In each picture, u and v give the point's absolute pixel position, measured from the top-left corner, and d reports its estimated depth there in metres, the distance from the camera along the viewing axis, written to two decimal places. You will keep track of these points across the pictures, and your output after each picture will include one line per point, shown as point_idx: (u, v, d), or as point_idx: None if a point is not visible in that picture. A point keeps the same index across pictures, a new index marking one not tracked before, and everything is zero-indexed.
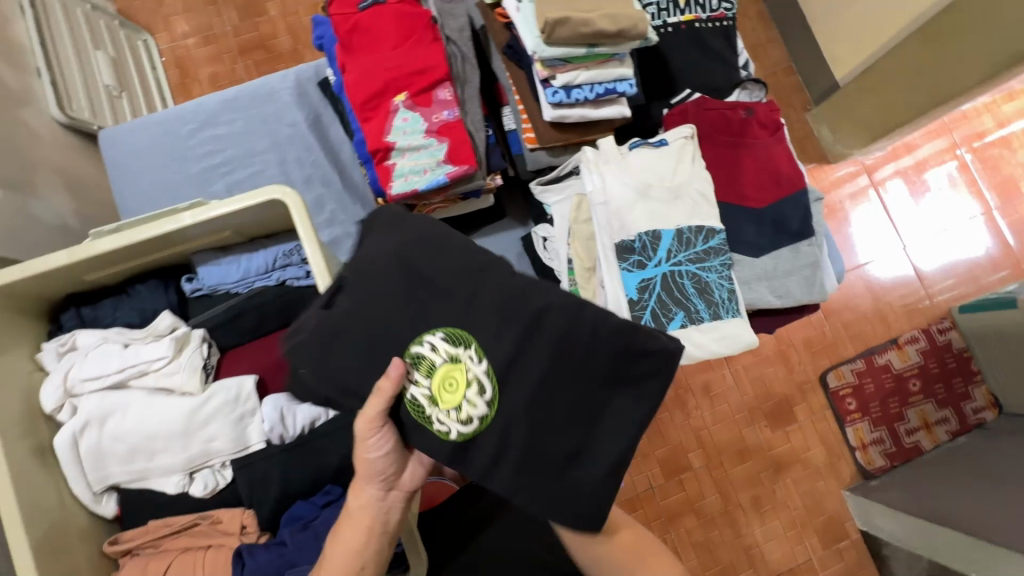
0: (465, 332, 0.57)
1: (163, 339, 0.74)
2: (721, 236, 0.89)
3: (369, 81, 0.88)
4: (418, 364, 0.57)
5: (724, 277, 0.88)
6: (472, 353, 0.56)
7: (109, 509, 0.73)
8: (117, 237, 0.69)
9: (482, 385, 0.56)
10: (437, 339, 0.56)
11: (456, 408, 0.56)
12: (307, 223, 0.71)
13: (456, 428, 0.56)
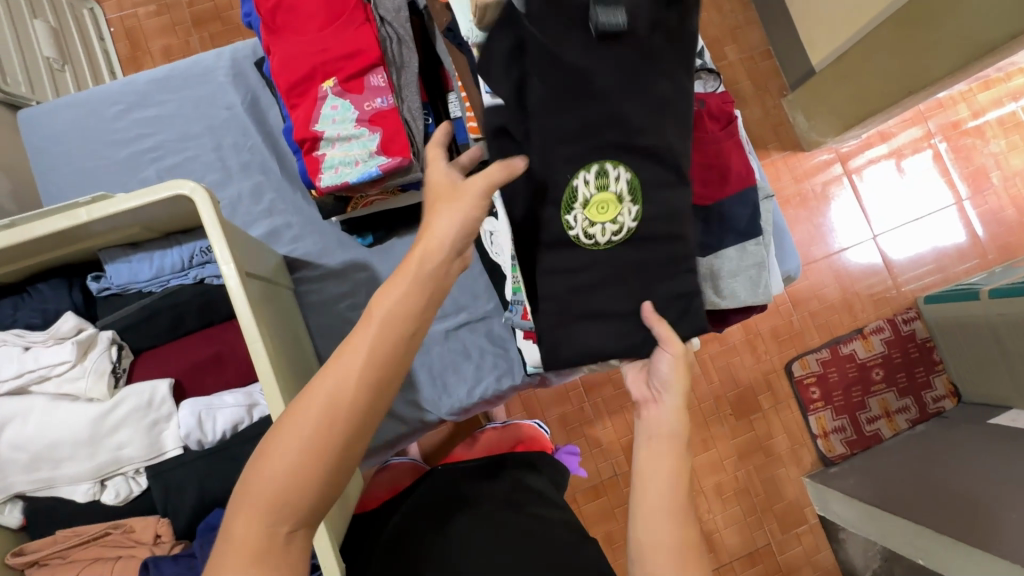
0: (640, 192, 0.70)
1: (65, 342, 0.69)
2: None
3: (295, 65, 0.83)
4: (600, 175, 0.68)
5: None
6: (631, 210, 0.71)
7: (14, 519, 0.70)
8: (7, 233, 0.64)
9: (619, 230, 0.72)
10: (621, 174, 0.69)
11: (593, 221, 0.70)
12: (215, 218, 0.67)
13: (580, 234, 0.71)
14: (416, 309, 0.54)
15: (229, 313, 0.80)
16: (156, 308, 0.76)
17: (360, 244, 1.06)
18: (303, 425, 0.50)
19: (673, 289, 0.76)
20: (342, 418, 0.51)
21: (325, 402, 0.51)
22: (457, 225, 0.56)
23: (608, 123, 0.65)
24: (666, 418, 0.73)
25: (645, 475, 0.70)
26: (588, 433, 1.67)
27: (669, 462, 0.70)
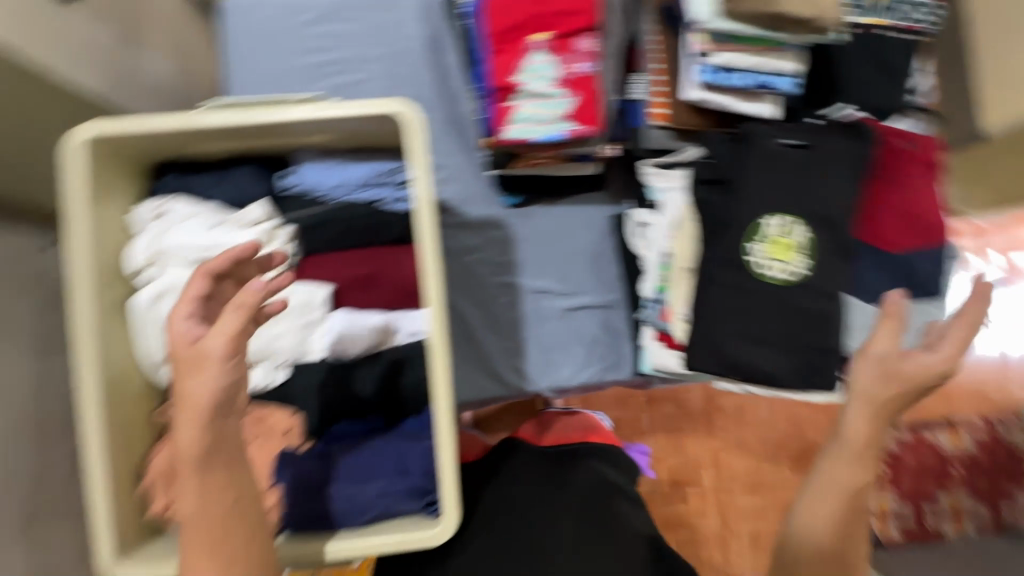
0: (811, 253, 0.79)
1: (252, 228, 0.73)
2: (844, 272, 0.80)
3: (512, 11, 0.82)
4: (787, 225, 0.79)
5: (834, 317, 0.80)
6: (802, 263, 0.79)
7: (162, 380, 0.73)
8: (230, 114, 0.67)
9: (789, 272, 0.79)
10: (802, 232, 0.79)
11: (769, 256, 0.79)
12: (421, 145, 0.67)
13: (756, 261, 0.79)
14: (221, 396, 0.58)
15: (391, 239, 0.80)
16: (331, 217, 0.77)
17: (503, 203, 1.06)
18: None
19: (813, 342, 0.79)
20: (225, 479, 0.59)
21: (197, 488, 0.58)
22: (220, 343, 0.57)
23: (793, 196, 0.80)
24: (842, 469, 0.69)
25: (807, 522, 0.68)
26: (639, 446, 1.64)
27: (836, 510, 0.68)
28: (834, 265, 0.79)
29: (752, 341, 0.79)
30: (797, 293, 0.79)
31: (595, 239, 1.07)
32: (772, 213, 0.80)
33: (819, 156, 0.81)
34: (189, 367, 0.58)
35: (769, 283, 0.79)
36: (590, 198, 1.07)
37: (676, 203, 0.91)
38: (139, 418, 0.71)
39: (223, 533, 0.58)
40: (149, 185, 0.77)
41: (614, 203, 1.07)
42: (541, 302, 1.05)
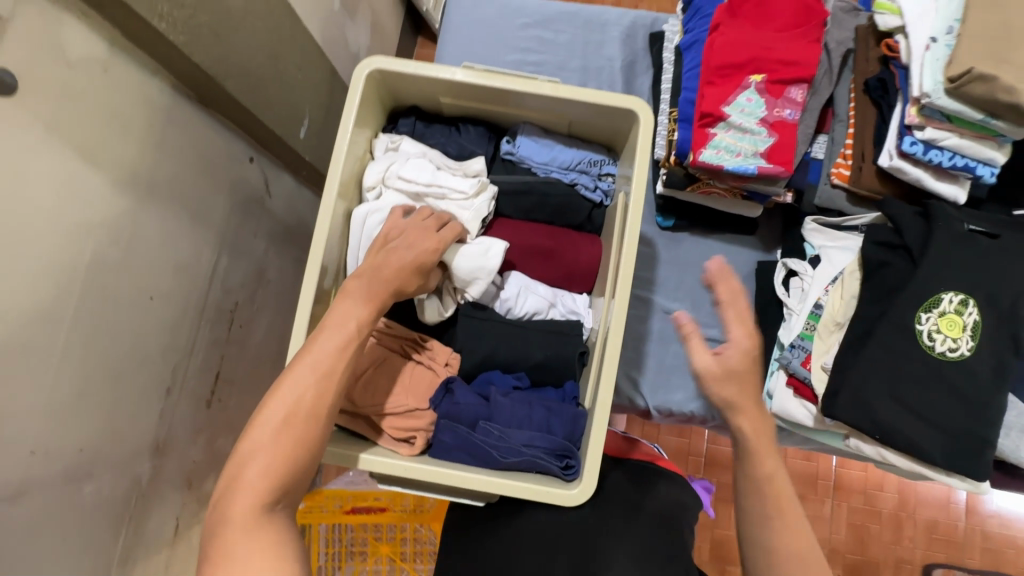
0: (979, 336, 0.79)
1: (470, 178, 0.81)
2: (1013, 368, 0.79)
3: (735, 49, 0.88)
4: (962, 304, 0.80)
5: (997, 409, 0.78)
6: (967, 343, 0.79)
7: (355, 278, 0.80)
8: (489, 77, 0.77)
9: (954, 350, 0.79)
10: (973, 314, 0.80)
11: (937, 330, 0.80)
12: (647, 142, 0.74)
13: (924, 331, 0.80)
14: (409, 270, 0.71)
15: (576, 222, 0.87)
16: (533, 188, 0.85)
17: (656, 222, 1.11)
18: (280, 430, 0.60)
19: (967, 426, 0.78)
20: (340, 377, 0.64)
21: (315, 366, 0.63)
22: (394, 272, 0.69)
23: (975, 279, 0.81)
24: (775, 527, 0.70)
25: None
26: None
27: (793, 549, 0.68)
28: (1004, 357, 0.79)
29: (903, 409, 0.79)
30: (957, 374, 0.79)
31: (736, 278, 1.10)
32: (953, 292, 0.80)
33: (1011, 250, 0.82)
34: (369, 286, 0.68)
35: (931, 355, 0.79)
36: (740, 239, 1.11)
37: (837, 260, 0.94)
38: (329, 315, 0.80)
39: (311, 425, 0.61)
40: (386, 123, 0.87)
41: (762, 250, 1.10)
42: (670, 324, 1.09)
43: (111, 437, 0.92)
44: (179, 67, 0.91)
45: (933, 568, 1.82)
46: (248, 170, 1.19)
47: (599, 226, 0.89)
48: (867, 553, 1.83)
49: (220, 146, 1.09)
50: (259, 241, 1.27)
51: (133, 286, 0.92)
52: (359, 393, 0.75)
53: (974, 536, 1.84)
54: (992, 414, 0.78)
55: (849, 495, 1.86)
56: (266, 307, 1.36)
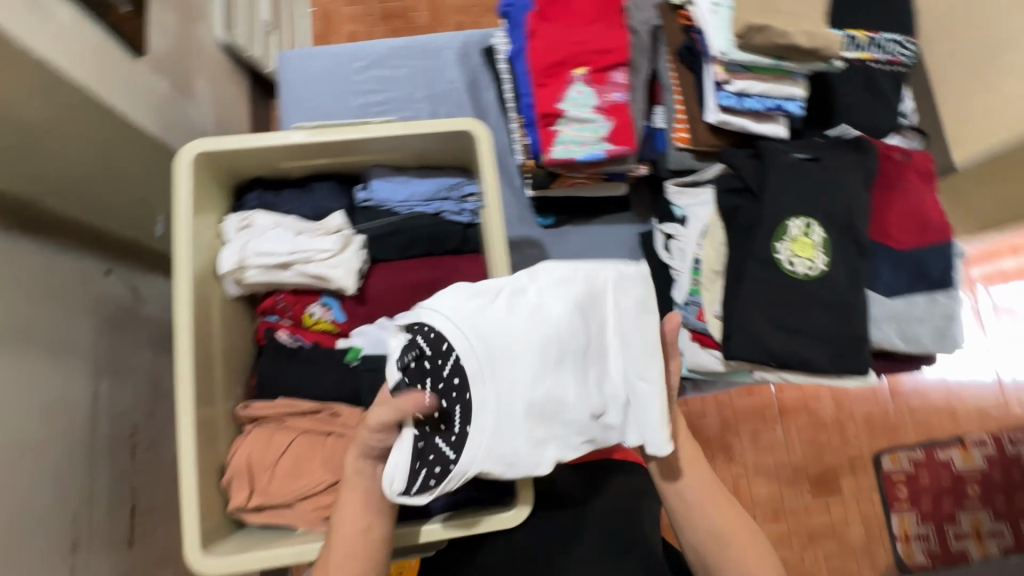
0: (829, 249, 0.88)
1: (331, 235, 0.79)
2: (862, 268, 0.89)
3: (554, 49, 0.93)
4: (807, 225, 0.89)
5: (862, 308, 0.87)
6: (820, 257, 0.88)
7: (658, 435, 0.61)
8: (321, 133, 0.76)
9: (813, 269, 0.87)
10: (818, 231, 0.88)
11: (793, 252, 0.88)
12: (489, 157, 0.76)
13: (784, 258, 0.87)
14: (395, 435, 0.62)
15: (453, 247, 0.87)
16: (400, 227, 0.85)
17: (538, 223, 1.15)
18: None
19: (840, 330, 0.87)
20: (367, 553, 0.61)
21: (339, 554, 0.61)
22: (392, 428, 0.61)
23: (810, 201, 0.90)
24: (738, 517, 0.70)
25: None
26: None
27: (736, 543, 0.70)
28: (853, 261, 0.89)
29: (785, 332, 0.86)
30: (822, 289, 0.87)
31: (625, 254, 1.15)
32: (796, 216, 0.89)
33: (831, 167, 0.92)
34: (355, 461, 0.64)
35: (796, 279, 0.87)
36: (619, 217, 1.16)
37: (701, 214, 1.01)
38: (222, 415, 0.74)
39: None
40: (232, 202, 0.84)
41: (641, 221, 1.16)
42: None
43: None
44: None
45: (881, 455, 1.98)
46: (108, 284, 1.10)
47: (477, 245, 0.90)
48: (824, 462, 1.97)
49: (65, 269, 1.00)
50: (144, 354, 1.18)
51: None
52: (274, 484, 0.71)
53: (905, 415, 2.02)
54: (856, 314, 0.87)
55: (793, 414, 2.00)
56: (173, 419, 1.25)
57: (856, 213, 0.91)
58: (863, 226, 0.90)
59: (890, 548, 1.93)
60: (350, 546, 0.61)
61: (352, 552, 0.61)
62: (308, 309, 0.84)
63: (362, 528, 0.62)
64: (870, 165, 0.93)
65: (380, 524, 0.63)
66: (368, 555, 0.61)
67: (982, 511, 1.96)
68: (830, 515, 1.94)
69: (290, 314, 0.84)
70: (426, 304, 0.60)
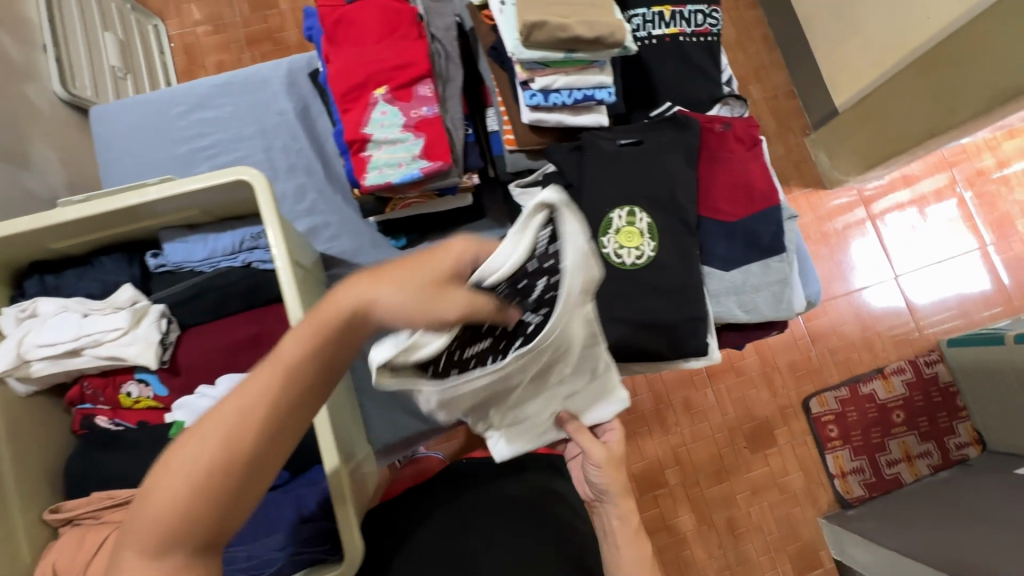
0: (655, 234, 0.88)
1: (122, 310, 0.74)
2: (692, 247, 0.89)
3: (351, 73, 0.89)
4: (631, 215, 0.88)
5: (696, 288, 0.87)
6: (648, 244, 0.87)
7: (501, 454, 0.75)
8: (82, 207, 0.70)
9: (642, 257, 0.87)
10: (642, 219, 0.88)
11: (620, 245, 0.87)
12: (270, 204, 0.72)
13: (612, 253, 0.86)
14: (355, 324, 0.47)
15: (272, 297, 0.83)
16: (206, 287, 0.80)
17: (393, 246, 1.11)
18: (194, 458, 0.45)
19: (675, 315, 0.86)
20: (228, 477, 0.46)
21: (198, 445, 0.45)
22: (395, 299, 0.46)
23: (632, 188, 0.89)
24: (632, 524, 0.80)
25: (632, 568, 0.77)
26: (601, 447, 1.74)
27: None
28: (682, 241, 0.89)
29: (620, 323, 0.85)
30: (653, 276, 0.87)
31: None
32: (620, 207, 0.88)
33: (649, 150, 0.91)
34: (321, 333, 0.47)
35: (625, 270, 0.87)
36: (476, 225, 1.14)
37: None
38: (25, 524, 0.69)
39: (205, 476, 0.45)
40: (16, 291, 0.78)
41: (498, 227, 1.14)
42: None
43: None
44: None
45: (808, 400, 1.90)
46: None
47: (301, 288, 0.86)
48: (754, 416, 1.89)
49: None
50: None
51: None
52: None
53: (826, 357, 1.92)
54: (689, 295, 0.87)
55: (719, 375, 1.90)
56: None
57: (679, 193, 0.90)
58: (686, 205, 0.89)
59: (830, 488, 1.85)
60: (216, 452, 0.45)
61: (207, 475, 0.45)
62: (123, 390, 0.80)
63: (241, 447, 0.46)
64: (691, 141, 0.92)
65: (261, 453, 0.47)
66: (218, 485, 0.46)
67: (909, 435, 1.91)
68: (770, 467, 1.87)
69: (105, 398, 0.79)
70: (564, 257, 0.46)
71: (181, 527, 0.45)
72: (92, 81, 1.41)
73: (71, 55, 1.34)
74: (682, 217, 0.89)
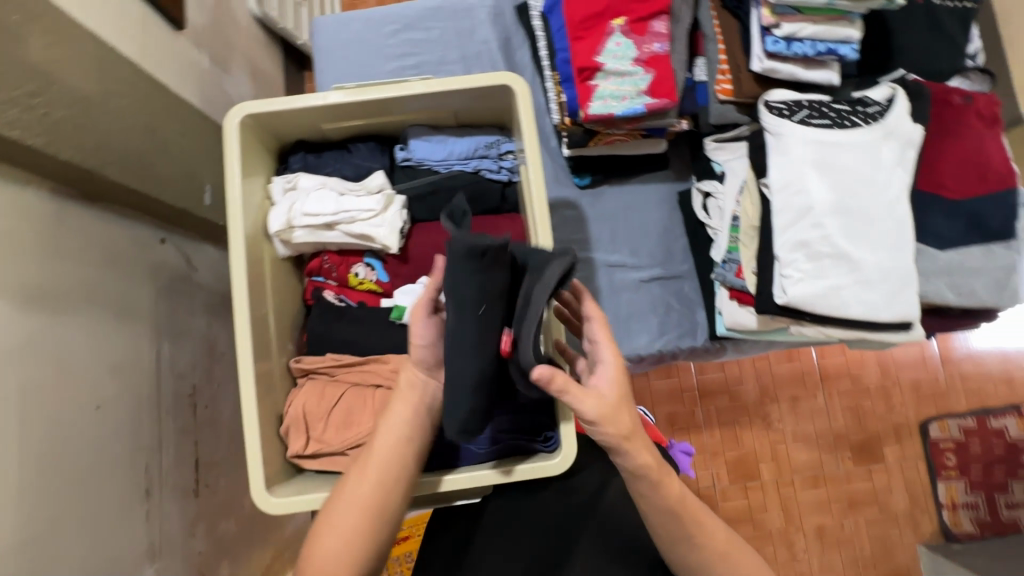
0: (869, 192, 0.84)
1: (373, 194, 0.81)
2: (906, 216, 0.84)
3: (591, 2, 0.90)
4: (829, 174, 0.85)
5: (898, 262, 0.83)
6: (858, 202, 0.83)
7: (780, 297, 0.84)
8: (359, 93, 0.76)
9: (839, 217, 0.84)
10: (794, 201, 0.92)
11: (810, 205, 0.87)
12: (528, 110, 0.76)
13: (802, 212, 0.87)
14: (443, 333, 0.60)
15: (493, 206, 0.89)
16: (440, 186, 0.86)
17: (574, 184, 1.13)
18: (361, 489, 0.60)
19: (883, 290, 0.82)
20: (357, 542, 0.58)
21: (336, 535, 0.58)
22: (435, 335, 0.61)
23: (851, 142, 0.85)
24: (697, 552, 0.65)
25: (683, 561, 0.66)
26: (695, 438, 1.78)
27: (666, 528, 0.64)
28: (895, 205, 0.85)
29: (815, 280, 0.82)
30: (861, 231, 0.83)
31: (663, 213, 1.13)
32: (831, 164, 0.84)
33: (878, 111, 0.87)
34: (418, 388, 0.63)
35: (829, 226, 0.83)
36: (656, 175, 1.14)
37: (739, 169, 0.98)
38: (278, 367, 0.79)
39: (379, 494, 0.60)
40: (279, 166, 0.87)
41: (677, 180, 1.14)
42: (616, 275, 1.11)
43: (93, 559, 0.85)
44: (48, 168, 0.86)
45: (928, 423, 1.80)
46: (163, 252, 1.15)
47: (515, 204, 0.91)
48: (864, 428, 1.80)
49: (125, 236, 1.04)
50: (196, 318, 1.21)
51: (74, 398, 0.87)
52: (330, 432, 0.76)
53: (955, 382, 1.83)
54: (894, 267, 0.83)
55: (833, 382, 1.82)
56: (225, 382, 1.29)
57: (896, 157, 0.86)
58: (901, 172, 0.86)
59: (935, 516, 1.77)
60: (347, 539, 0.58)
61: (346, 555, 0.57)
62: (352, 270, 0.87)
63: (381, 498, 0.60)
64: (917, 108, 0.88)
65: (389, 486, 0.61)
66: (374, 513, 0.60)
67: None
68: (872, 483, 1.78)
69: (336, 274, 0.87)
70: None
71: (369, 510, 0.60)
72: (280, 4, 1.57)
73: None
74: (897, 181, 0.85)
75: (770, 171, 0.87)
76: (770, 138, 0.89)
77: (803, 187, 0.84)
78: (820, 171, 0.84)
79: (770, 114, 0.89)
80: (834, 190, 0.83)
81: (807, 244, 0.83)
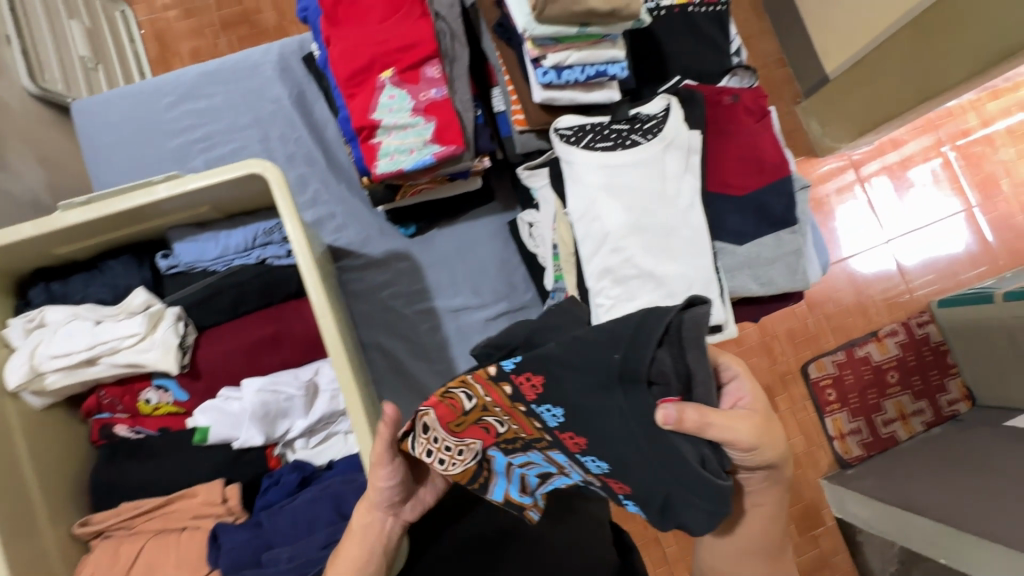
0: (660, 205, 0.86)
1: (136, 315, 0.71)
2: (700, 221, 0.87)
3: (354, 56, 0.85)
4: None
5: (700, 268, 0.85)
6: (652, 221, 0.85)
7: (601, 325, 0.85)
8: (88, 210, 0.66)
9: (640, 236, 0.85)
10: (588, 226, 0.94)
11: None
12: (286, 196, 0.69)
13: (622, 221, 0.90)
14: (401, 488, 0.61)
15: (290, 293, 0.81)
16: (221, 286, 0.77)
17: (402, 234, 1.09)
18: None
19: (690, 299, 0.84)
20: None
21: None
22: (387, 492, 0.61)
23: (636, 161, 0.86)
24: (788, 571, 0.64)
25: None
26: None
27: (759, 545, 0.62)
28: (688, 212, 0.87)
29: (626, 303, 0.83)
30: (659, 246, 0.85)
31: (497, 246, 1.11)
32: (620, 185, 0.85)
33: (657, 124, 0.89)
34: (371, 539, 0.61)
35: (629, 248, 0.83)
36: (484, 209, 1.12)
37: (549, 197, 0.97)
38: (56, 540, 0.67)
39: None
40: (22, 300, 0.75)
41: (505, 210, 1.12)
42: (462, 319, 1.08)
43: None
44: None
45: (807, 365, 1.66)
46: None
47: None
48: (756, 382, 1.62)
49: None
50: None
51: None
52: None
53: (823, 324, 1.68)
54: (698, 274, 0.85)
55: (722, 345, 1.62)
56: None
57: (679, 166, 0.88)
58: (685, 180, 0.88)
59: (829, 451, 1.65)
60: None
61: None
62: (142, 397, 0.76)
63: None
64: (693, 115, 0.91)
65: None
66: None
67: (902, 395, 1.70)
68: None
69: (123, 406, 0.76)
70: None
71: None
72: (62, 73, 1.25)
73: (38, 48, 1.18)
74: (685, 188, 0.88)
75: (569, 201, 0.87)
76: (563, 166, 0.88)
77: (598, 213, 0.84)
78: (610, 194, 0.85)
79: (560, 142, 0.88)
80: (628, 211, 0.84)
81: (613, 269, 0.84)
